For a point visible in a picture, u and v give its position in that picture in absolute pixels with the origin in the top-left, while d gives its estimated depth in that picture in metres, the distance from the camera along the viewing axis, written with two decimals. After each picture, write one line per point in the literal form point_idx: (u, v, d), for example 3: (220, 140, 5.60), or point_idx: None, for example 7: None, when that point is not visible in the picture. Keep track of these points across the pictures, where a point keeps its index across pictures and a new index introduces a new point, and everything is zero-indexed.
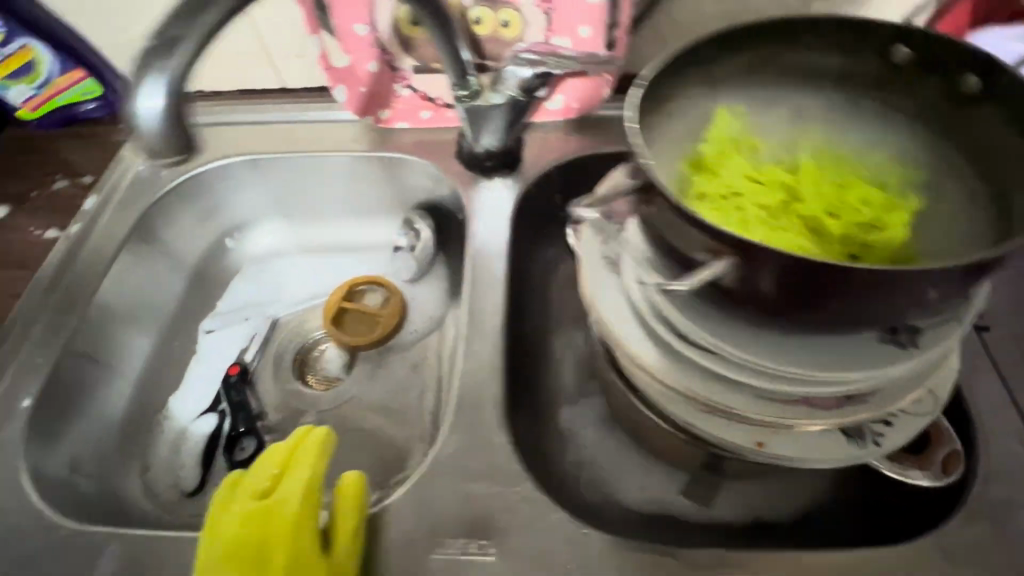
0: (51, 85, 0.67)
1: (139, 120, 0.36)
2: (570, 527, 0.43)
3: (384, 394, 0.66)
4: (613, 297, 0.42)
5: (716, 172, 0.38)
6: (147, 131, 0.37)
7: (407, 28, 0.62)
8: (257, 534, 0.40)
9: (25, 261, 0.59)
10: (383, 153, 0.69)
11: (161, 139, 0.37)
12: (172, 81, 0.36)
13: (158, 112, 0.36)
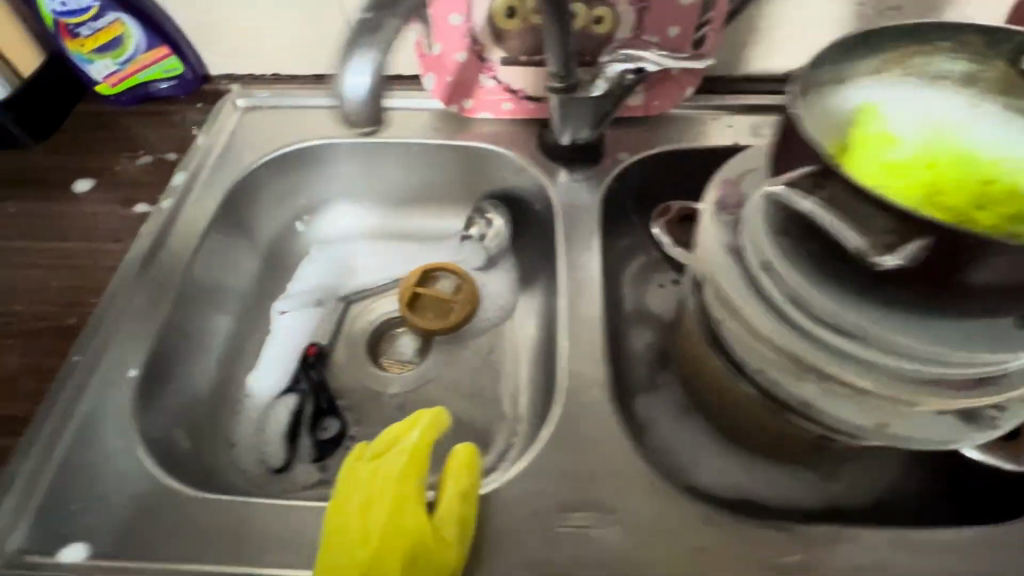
0: (135, 61, 0.68)
1: (346, 94, 0.45)
2: (689, 504, 0.44)
3: (461, 378, 0.67)
4: (740, 285, 0.44)
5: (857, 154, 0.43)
6: (351, 103, 0.45)
7: (502, 21, 0.63)
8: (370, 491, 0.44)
9: (117, 234, 0.59)
10: (464, 142, 0.70)
11: (360, 109, 0.45)
12: (376, 62, 0.44)
13: (363, 87, 0.44)
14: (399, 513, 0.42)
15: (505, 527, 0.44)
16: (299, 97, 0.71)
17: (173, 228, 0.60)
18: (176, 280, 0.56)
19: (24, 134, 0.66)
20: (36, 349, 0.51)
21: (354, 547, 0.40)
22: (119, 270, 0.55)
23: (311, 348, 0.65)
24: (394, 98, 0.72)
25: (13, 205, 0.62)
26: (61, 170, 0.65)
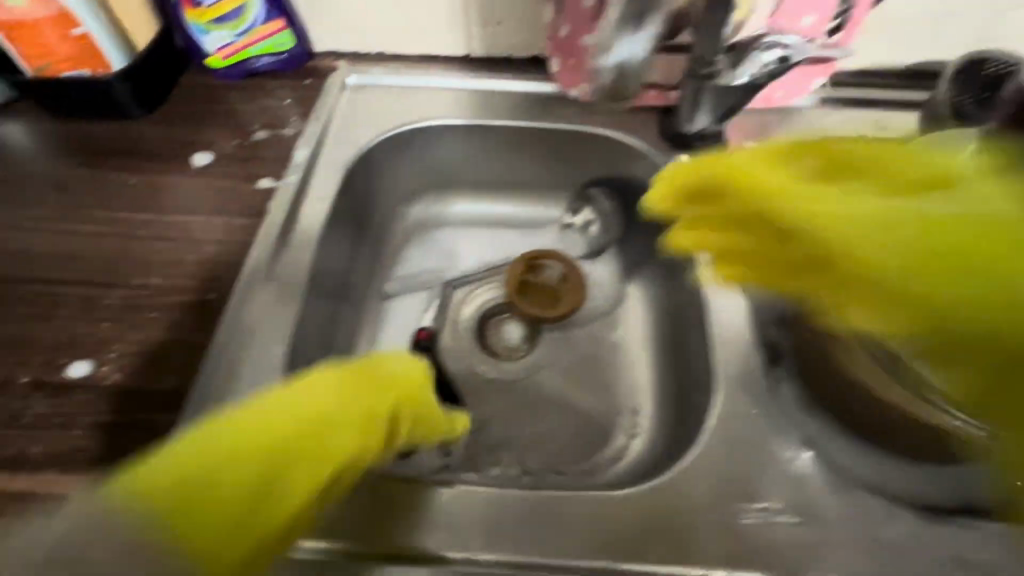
0: (251, 33, 0.66)
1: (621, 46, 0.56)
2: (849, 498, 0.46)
3: (574, 369, 0.66)
4: None
5: (725, 225, 0.42)
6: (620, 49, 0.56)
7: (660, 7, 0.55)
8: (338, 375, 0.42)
9: (246, 209, 0.57)
10: (582, 127, 0.68)
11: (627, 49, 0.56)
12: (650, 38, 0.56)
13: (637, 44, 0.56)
14: (331, 396, 0.38)
15: (674, 512, 0.46)
16: (410, 78, 0.70)
17: (301, 208, 0.58)
18: (310, 260, 0.55)
19: (137, 104, 0.64)
20: (183, 323, 0.49)
21: (268, 421, 0.34)
22: (255, 247, 0.54)
23: (423, 333, 0.65)
24: (505, 82, 0.70)
25: (133, 177, 0.60)
26: (176, 142, 0.63)
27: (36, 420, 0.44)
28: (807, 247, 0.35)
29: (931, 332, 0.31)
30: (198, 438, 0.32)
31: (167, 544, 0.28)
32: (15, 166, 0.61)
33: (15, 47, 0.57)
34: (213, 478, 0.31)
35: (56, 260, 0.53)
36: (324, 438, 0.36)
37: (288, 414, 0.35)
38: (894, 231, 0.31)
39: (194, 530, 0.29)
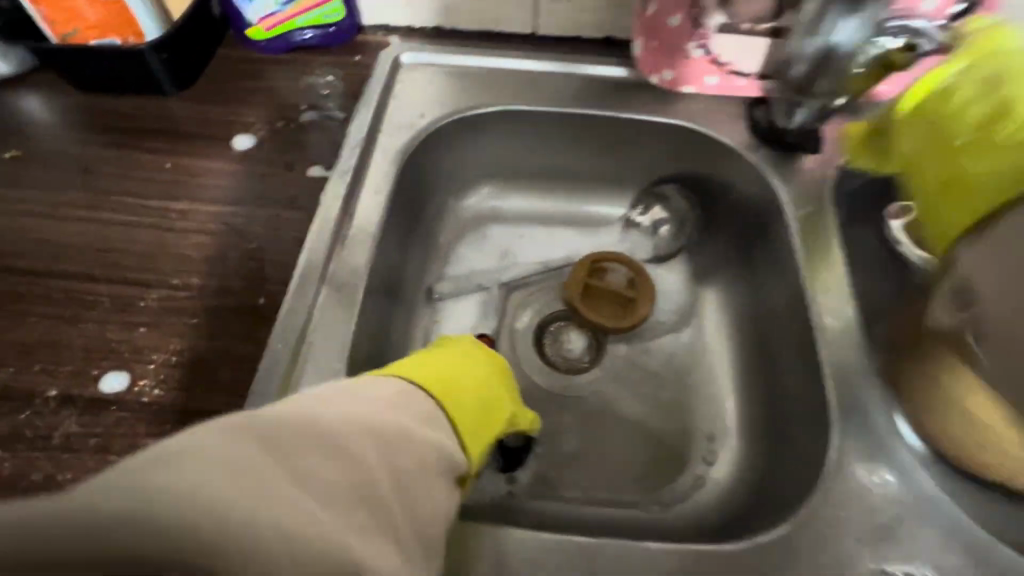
0: (297, 2, 0.59)
1: None
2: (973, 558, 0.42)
3: (646, 384, 0.60)
4: None
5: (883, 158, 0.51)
6: None
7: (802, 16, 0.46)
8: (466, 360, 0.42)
9: (296, 200, 0.52)
10: (662, 116, 0.60)
11: None
12: None
13: None
14: (498, 380, 0.43)
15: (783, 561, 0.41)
16: (470, 57, 0.63)
17: (355, 200, 0.52)
18: (368, 260, 0.49)
19: (170, 80, 0.57)
20: (230, 331, 0.44)
21: (466, 383, 0.39)
22: (307, 244, 0.48)
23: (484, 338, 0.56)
24: (576, 63, 0.63)
25: (166, 160, 0.54)
26: (213, 123, 0.57)
27: (66, 441, 0.38)
28: (936, 168, 0.43)
29: (956, 188, 0.41)
30: (420, 372, 0.37)
31: (426, 432, 0.31)
32: (35, 145, 0.55)
33: (39, 10, 0.51)
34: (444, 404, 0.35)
35: (83, 253, 0.47)
36: (501, 411, 0.41)
37: (477, 384, 0.40)
38: (974, 144, 0.40)
39: (434, 432, 0.32)
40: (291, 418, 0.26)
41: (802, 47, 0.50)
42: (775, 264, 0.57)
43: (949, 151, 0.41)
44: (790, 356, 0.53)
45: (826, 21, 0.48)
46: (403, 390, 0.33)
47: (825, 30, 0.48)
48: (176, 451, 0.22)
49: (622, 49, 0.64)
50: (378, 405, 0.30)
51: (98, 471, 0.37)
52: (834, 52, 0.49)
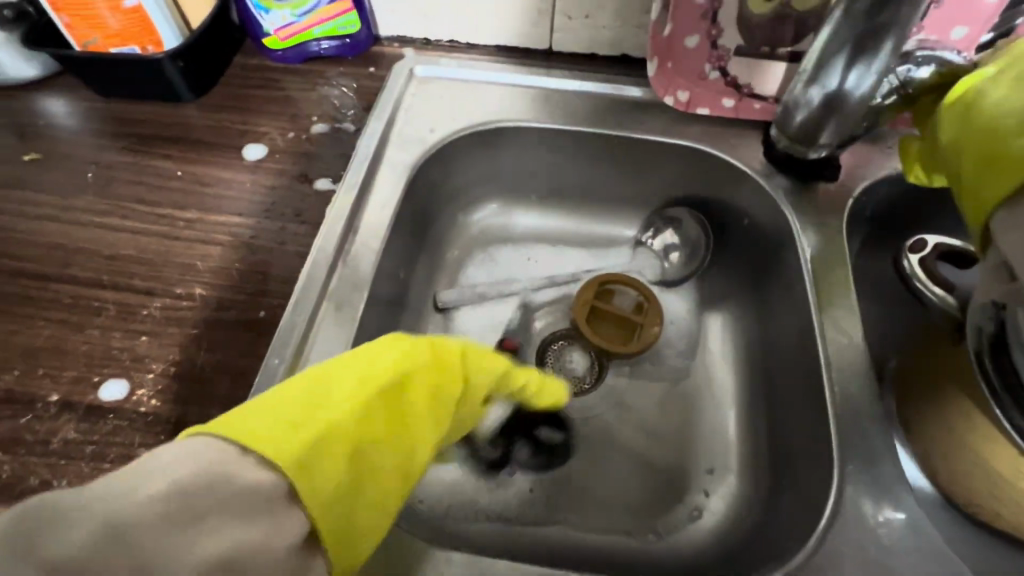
0: (313, 14, 0.59)
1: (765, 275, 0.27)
2: None
3: (647, 409, 0.59)
4: None
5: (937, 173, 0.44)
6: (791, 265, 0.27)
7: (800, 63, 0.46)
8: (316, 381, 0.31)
9: (302, 213, 0.52)
10: (674, 137, 0.59)
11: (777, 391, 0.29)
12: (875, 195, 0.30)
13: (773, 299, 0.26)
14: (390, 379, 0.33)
15: None
16: (482, 72, 0.63)
17: (359, 216, 0.52)
18: (369, 278, 0.49)
19: (187, 87, 0.58)
20: (229, 343, 0.44)
21: (343, 404, 0.30)
22: (310, 258, 0.49)
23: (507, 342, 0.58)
24: (591, 81, 0.62)
25: (178, 168, 0.55)
26: (226, 131, 0.58)
27: (64, 447, 0.39)
28: (974, 166, 0.35)
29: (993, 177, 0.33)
30: (270, 423, 0.26)
31: (263, 475, 0.24)
32: (54, 147, 0.56)
33: (62, 17, 0.52)
34: (324, 465, 0.26)
35: (94, 259, 0.48)
36: (405, 421, 0.33)
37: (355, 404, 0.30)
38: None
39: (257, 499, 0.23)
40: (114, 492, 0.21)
41: (807, 92, 0.47)
42: (784, 295, 0.56)
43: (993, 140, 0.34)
44: (796, 391, 0.51)
45: (829, 71, 0.44)
46: (234, 455, 0.24)
47: (832, 79, 0.45)
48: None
49: (636, 68, 0.63)
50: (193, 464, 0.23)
51: (93, 479, 0.38)
52: (844, 96, 0.45)
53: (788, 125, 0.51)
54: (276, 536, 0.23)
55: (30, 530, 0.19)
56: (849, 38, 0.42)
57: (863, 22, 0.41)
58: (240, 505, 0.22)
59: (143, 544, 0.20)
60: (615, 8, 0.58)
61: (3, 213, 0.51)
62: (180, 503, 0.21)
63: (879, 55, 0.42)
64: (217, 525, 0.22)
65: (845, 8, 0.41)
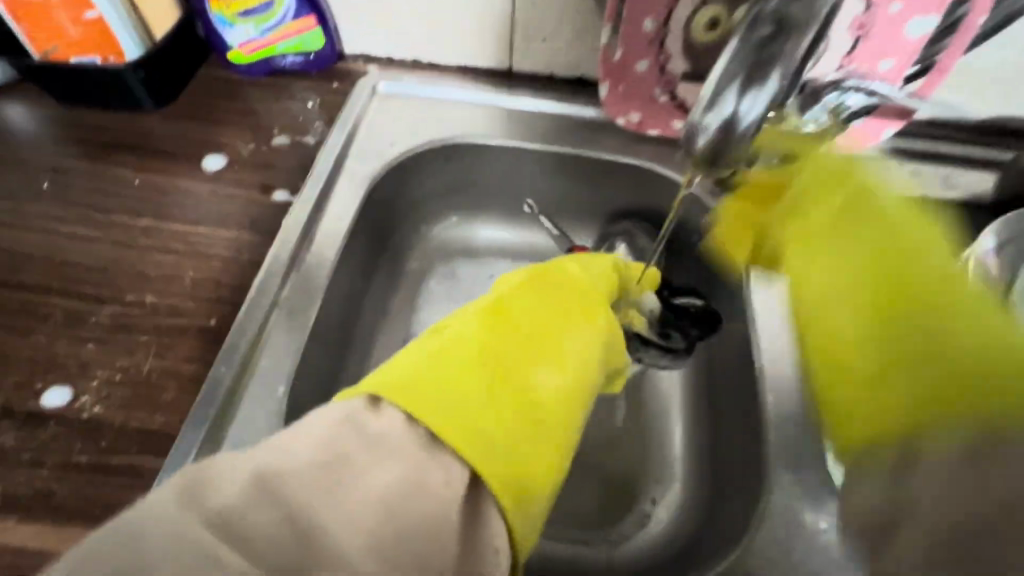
0: (277, 30, 0.61)
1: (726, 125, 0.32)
2: None
3: (601, 419, 0.60)
4: None
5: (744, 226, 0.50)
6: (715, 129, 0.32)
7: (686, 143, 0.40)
8: (435, 341, 0.34)
9: (258, 223, 0.53)
10: (626, 157, 0.62)
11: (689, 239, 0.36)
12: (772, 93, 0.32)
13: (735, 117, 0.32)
14: (505, 322, 0.35)
15: None
16: (444, 90, 0.65)
17: (316, 227, 0.53)
18: (322, 287, 0.50)
19: (148, 98, 0.59)
20: (178, 350, 0.44)
21: (464, 352, 0.32)
22: (263, 267, 0.49)
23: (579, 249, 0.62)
24: (549, 102, 0.64)
25: (136, 176, 0.55)
26: (187, 141, 0.58)
27: (2, 454, 0.39)
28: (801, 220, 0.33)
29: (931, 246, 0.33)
30: (399, 374, 0.30)
31: (389, 422, 0.27)
32: (10, 154, 0.56)
33: (21, 27, 0.53)
34: (452, 406, 0.28)
35: (44, 266, 0.48)
36: (525, 355, 0.34)
37: (477, 351, 0.33)
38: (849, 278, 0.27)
39: (386, 456, 0.25)
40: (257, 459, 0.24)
41: (702, 121, 0.32)
42: (728, 309, 0.58)
43: (876, 225, 0.27)
44: (738, 401, 0.53)
45: (728, 93, 0.31)
46: (363, 409, 0.28)
47: (732, 109, 0.31)
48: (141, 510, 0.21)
49: (593, 90, 0.66)
50: (325, 426, 0.26)
51: (29, 485, 0.38)
52: (737, 133, 0.32)
53: (687, 156, 0.35)
54: (426, 476, 0.25)
55: (195, 481, 0.23)
56: (740, 67, 0.31)
57: (751, 58, 0.31)
58: (383, 450, 0.26)
59: (289, 490, 0.23)
60: (571, 33, 0.61)
61: None
62: (321, 455, 0.25)
63: (770, 82, 0.31)
64: (362, 471, 0.25)
65: (739, 36, 0.31)
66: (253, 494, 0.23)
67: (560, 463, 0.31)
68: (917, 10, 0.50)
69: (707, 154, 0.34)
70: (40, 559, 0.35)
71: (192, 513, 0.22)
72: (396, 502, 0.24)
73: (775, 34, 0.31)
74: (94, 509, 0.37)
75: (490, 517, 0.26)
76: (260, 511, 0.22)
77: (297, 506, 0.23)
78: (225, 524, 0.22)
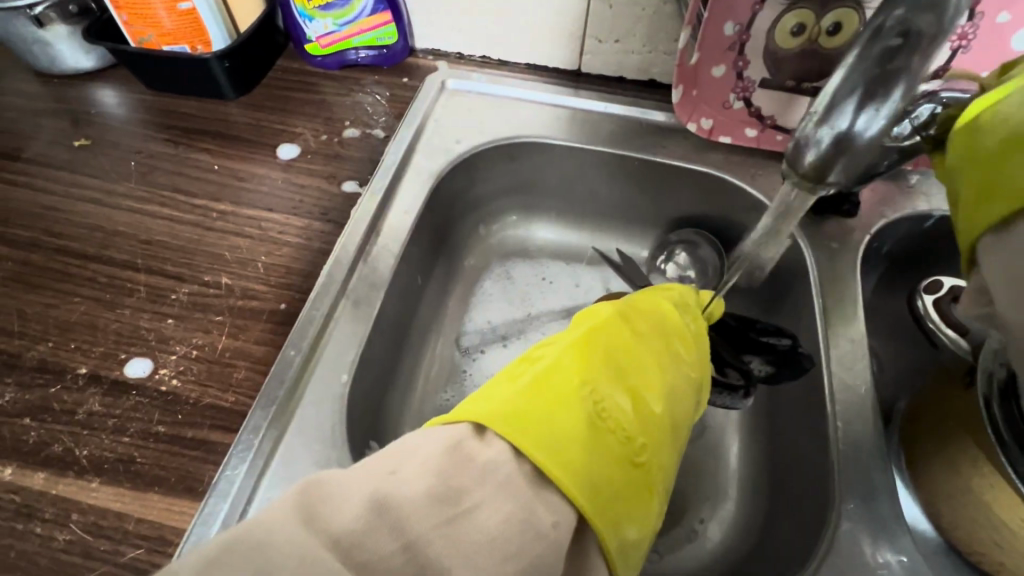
0: (353, 25, 0.62)
1: (840, 138, 0.30)
2: None
3: None
4: None
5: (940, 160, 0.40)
6: (816, 146, 0.31)
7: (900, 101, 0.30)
8: (527, 372, 0.33)
9: (328, 213, 0.54)
10: (696, 163, 0.60)
11: (833, 175, 0.32)
12: (896, 107, 0.30)
13: (849, 130, 0.30)
14: (596, 353, 0.34)
15: None
16: (513, 88, 0.65)
17: (382, 220, 0.54)
18: (387, 278, 0.51)
19: (230, 87, 0.61)
20: (249, 331, 0.46)
21: (560, 381, 0.32)
22: (332, 257, 0.51)
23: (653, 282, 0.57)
24: (617, 104, 0.64)
25: (216, 161, 0.57)
26: (263, 130, 0.60)
27: (88, 419, 0.41)
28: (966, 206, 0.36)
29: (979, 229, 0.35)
30: (496, 405, 0.30)
31: (492, 457, 0.27)
32: (103, 135, 0.60)
33: (122, 15, 0.56)
34: (555, 440, 0.28)
35: (130, 243, 0.51)
36: (621, 391, 0.33)
37: (568, 383, 0.32)
38: (981, 208, 0.35)
39: (496, 494, 0.25)
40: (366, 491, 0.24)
41: (812, 135, 0.31)
42: (797, 326, 0.56)
43: (985, 172, 0.34)
44: (802, 424, 0.51)
45: (845, 106, 0.30)
46: (467, 441, 0.28)
47: (845, 117, 0.30)
48: (262, 538, 0.22)
49: (662, 93, 0.64)
50: (432, 461, 0.26)
51: (113, 451, 0.40)
52: (853, 147, 0.31)
53: (788, 173, 0.34)
54: (536, 515, 0.25)
55: (310, 509, 0.23)
56: (860, 79, 0.30)
57: (875, 66, 0.29)
58: (495, 484, 0.26)
59: (405, 522, 0.23)
60: (645, 35, 0.60)
61: (51, 193, 0.55)
62: (435, 487, 0.25)
63: (894, 94, 0.30)
64: (476, 505, 0.25)
65: (858, 48, 0.30)
66: (372, 519, 0.23)
67: (653, 503, 0.31)
68: (1021, 24, 0.47)
69: (809, 173, 0.32)
70: (121, 521, 0.37)
71: (314, 534, 0.22)
72: (511, 543, 0.24)
73: (903, 46, 0.29)
74: (170, 478, 0.39)
75: (595, 565, 0.27)
76: (378, 540, 0.23)
77: (413, 538, 0.23)
78: (351, 547, 0.22)
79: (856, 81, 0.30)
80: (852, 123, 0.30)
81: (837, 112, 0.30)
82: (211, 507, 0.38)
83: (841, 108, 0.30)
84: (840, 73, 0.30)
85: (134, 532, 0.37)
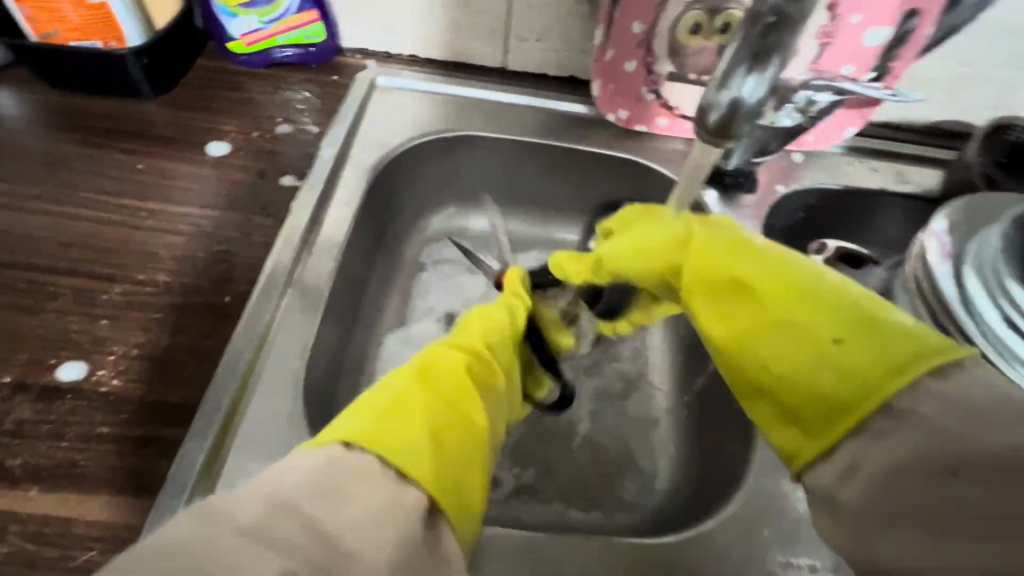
0: (279, 23, 0.63)
1: (736, 97, 0.36)
2: None
3: (599, 397, 0.61)
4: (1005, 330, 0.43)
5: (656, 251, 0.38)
6: (717, 104, 0.37)
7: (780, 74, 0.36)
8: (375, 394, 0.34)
9: (266, 207, 0.54)
10: (616, 150, 0.66)
11: (729, 131, 0.38)
12: (773, 75, 0.36)
13: (741, 92, 0.36)
14: (436, 374, 0.36)
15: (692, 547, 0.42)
16: (441, 84, 0.67)
17: (323, 212, 0.55)
18: (332, 267, 0.51)
19: (148, 86, 0.59)
20: (192, 327, 0.45)
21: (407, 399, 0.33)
22: (275, 249, 0.51)
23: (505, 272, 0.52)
24: (540, 99, 0.68)
25: (139, 160, 0.55)
26: (188, 128, 0.59)
27: (18, 427, 0.39)
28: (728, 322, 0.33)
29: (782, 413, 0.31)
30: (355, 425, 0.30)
31: (362, 462, 0.28)
32: (5, 138, 0.56)
33: (23, 9, 0.53)
34: (407, 446, 0.30)
35: (49, 245, 0.48)
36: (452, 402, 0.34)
37: (410, 399, 0.33)
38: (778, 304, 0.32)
39: (371, 490, 0.27)
40: (258, 494, 0.24)
41: (715, 99, 0.37)
42: None
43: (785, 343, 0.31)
44: None
45: (737, 74, 0.36)
46: (341, 454, 0.28)
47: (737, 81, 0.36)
48: (168, 542, 0.21)
49: (582, 88, 0.70)
50: (316, 467, 0.27)
51: (50, 456, 0.38)
52: (744, 110, 0.36)
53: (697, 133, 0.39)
54: (405, 498, 0.27)
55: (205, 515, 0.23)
56: (744, 52, 0.35)
57: (755, 41, 0.35)
58: (369, 482, 0.27)
59: (301, 511, 0.24)
60: (563, 34, 0.65)
61: None
62: (323, 483, 0.26)
63: (771, 64, 0.36)
64: (361, 494, 0.26)
65: (742, 28, 0.35)
66: (269, 512, 0.24)
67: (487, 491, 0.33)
68: (872, 22, 0.55)
69: (712, 130, 0.38)
70: (67, 525, 0.35)
71: (217, 528, 0.22)
72: (395, 523, 0.26)
73: (777, 24, 0.34)
74: (119, 478, 0.38)
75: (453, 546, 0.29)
76: (281, 527, 0.23)
77: (312, 523, 0.24)
78: (257, 535, 0.23)
79: (744, 55, 0.35)
80: (741, 87, 0.36)
81: (729, 77, 0.36)
82: (167, 501, 0.37)
83: (732, 74, 0.36)
84: (731, 46, 0.36)
85: (82, 535, 0.35)
